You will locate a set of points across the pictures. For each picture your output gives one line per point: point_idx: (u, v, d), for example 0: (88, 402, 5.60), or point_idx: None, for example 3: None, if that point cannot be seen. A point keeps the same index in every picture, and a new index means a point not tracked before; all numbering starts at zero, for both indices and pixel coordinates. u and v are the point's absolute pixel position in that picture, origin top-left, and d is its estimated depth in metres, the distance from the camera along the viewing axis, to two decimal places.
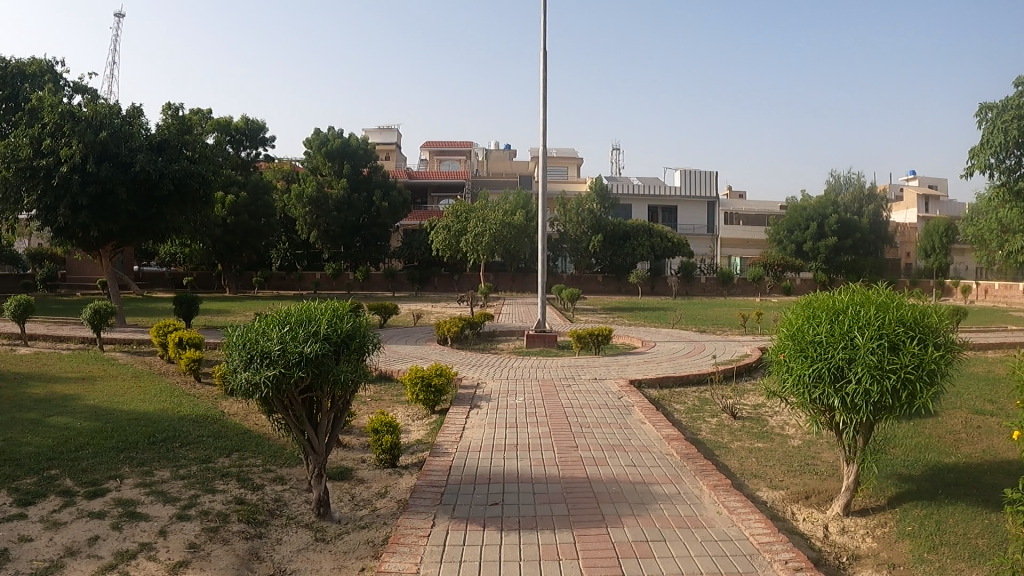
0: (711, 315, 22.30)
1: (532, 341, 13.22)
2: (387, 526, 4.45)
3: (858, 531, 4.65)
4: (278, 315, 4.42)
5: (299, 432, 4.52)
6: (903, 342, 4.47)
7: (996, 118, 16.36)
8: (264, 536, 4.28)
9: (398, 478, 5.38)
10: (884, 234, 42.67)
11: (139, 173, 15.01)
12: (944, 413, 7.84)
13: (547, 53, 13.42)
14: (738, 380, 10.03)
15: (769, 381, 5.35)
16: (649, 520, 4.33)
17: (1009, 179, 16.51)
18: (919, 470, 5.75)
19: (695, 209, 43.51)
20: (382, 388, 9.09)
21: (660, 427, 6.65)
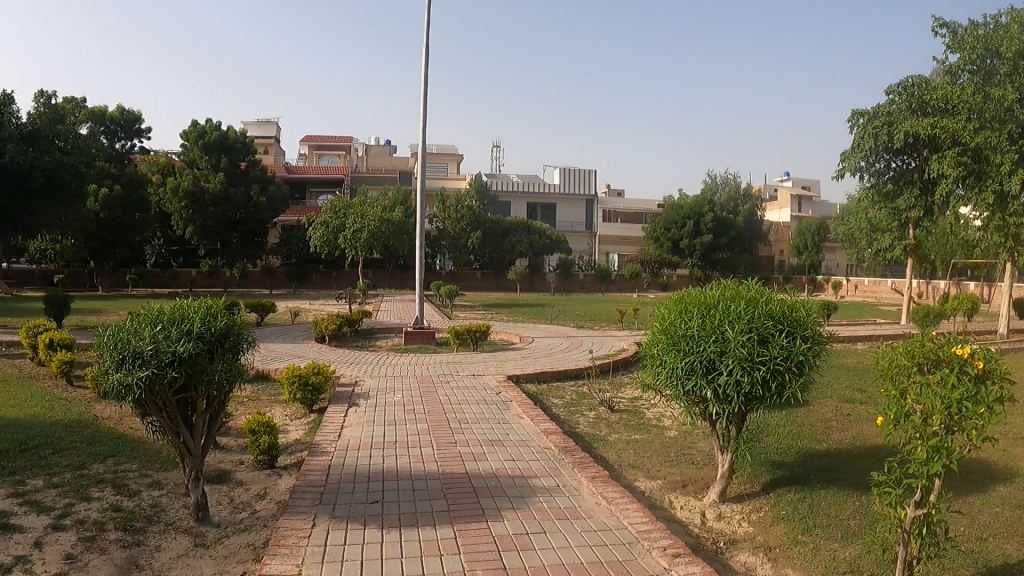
0: (589, 311, 22.79)
1: (409, 338, 13.15)
2: (268, 528, 4.34)
3: (734, 517, 4.83)
4: (149, 313, 4.25)
5: (173, 434, 4.36)
6: (772, 335, 4.66)
7: (868, 125, 17.58)
8: (142, 544, 4.12)
9: (278, 478, 5.27)
10: (757, 232, 44.54)
11: (7, 164, 14.19)
12: (817, 402, 8.22)
13: (428, 47, 13.36)
14: (614, 374, 10.26)
15: (643, 372, 5.49)
16: (528, 513, 4.38)
17: (877, 182, 18.50)
18: (792, 457, 6.00)
19: (571, 206, 44.34)
20: (259, 388, 8.86)
21: (538, 421, 6.73)
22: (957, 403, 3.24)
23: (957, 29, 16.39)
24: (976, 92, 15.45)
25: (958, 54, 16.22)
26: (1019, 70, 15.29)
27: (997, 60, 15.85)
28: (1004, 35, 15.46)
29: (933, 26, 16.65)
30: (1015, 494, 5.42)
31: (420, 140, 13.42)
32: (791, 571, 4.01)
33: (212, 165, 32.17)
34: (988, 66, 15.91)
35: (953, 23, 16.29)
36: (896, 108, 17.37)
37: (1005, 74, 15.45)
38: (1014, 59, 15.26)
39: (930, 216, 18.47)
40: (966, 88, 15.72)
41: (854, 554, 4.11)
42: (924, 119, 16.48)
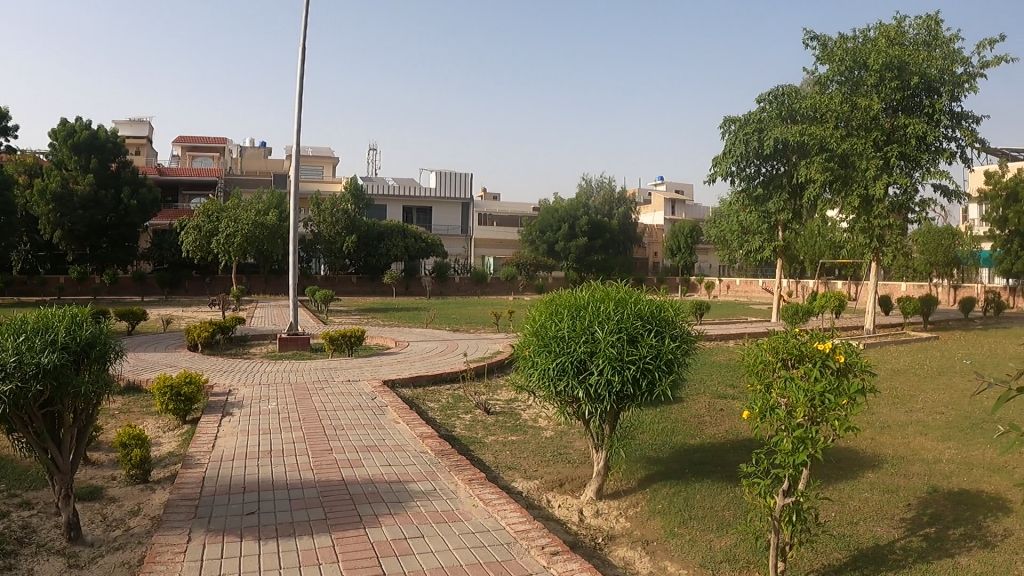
0: (464, 314, 22.84)
1: (284, 344, 12.93)
2: (144, 545, 4.19)
3: (612, 513, 4.94)
4: (10, 324, 4.04)
5: (40, 451, 4.15)
6: (641, 334, 4.79)
7: (738, 132, 18.52)
8: (12, 568, 3.90)
9: (152, 493, 5.08)
10: (631, 234, 45.87)
11: None
12: (692, 398, 8.49)
13: (305, 48, 13.10)
14: (489, 376, 10.36)
15: (516, 374, 5.54)
16: (406, 518, 4.38)
17: (747, 185, 19.53)
18: (666, 453, 6.18)
19: (446, 210, 44.33)
20: (129, 400, 8.52)
21: (414, 426, 6.74)
22: (821, 395, 3.47)
23: (827, 42, 17.17)
24: (843, 101, 16.42)
25: (829, 64, 16.93)
26: (884, 82, 16.17)
27: (864, 71, 16.68)
28: (871, 49, 16.30)
29: (804, 38, 17.40)
30: (881, 479, 5.74)
31: (294, 142, 13.18)
32: (669, 563, 4.14)
33: (82, 166, 30.90)
34: (856, 76, 16.72)
35: (823, 36, 17.03)
36: (766, 116, 18.38)
37: (872, 85, 16.32)
38: (879, 71, 16.14)
39: (799, 218, 19.52)
40: (835, 97, 16.53)
41: (731, 543, 4.29)
42: (793, 126, 17.55)
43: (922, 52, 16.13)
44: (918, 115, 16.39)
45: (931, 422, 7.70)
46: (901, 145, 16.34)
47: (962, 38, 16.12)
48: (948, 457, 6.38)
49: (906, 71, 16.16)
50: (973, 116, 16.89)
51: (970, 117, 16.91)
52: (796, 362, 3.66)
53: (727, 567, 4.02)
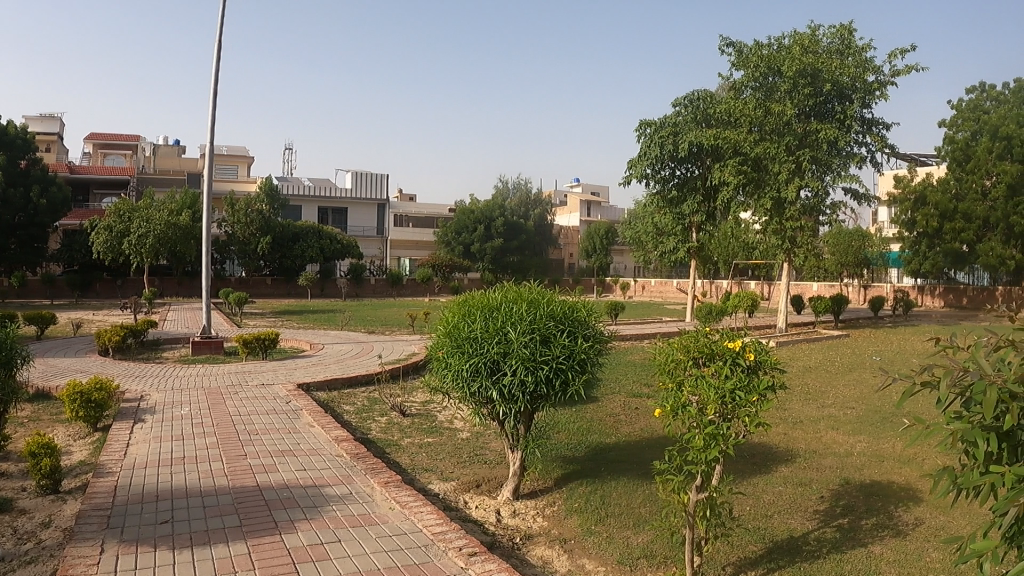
0: (380, 317, 22.66)
1: (197, 348, 12.61)
2: (54, 558, 4.04)
3: (529, 512, 4.98)
4: None
5: None
6: (553, 335, 4.85)
7: (654, 134, 18.77)
8: None
9: (62, 505, 4.91)
10: (547, 235, 46.59)
11: None
12: (607, 397, 8.62)
13: (222, 44, 12.79)
14: (404, 378, 10.33)
15: (429, 376, 5.53)
16: (322, 523, 4.34)
17: (662, 188, 19.66)
18: (582, 452, 6.26)
19: (364, 211, 44.05)
20: (35, 408, 8.20)
21: (330, 429, 6.67)
22: (731, 392, 3.58)
23: (743, 48, 17.64)
24: (756, 105, 17.02)
25: (744, 70, 17.42)
26: (798, 88, 16.74)
27: (778, 78, 17.24)
28: (786, 56, 16.79)
29: (721, 44, 17.85)
30: (794, 473, 5.92)
31: (209, 140, 12.86)
32: (587, 561, 4.20)
33: None
34: (770, 82, 17.29)
35: (740, 42, 17.48)
36: (682, 119, 18.70)
37: (786, 91, 16.91)
38: (794, 77, 16.65)
39: (713, 220, 19.87)
40: (749, 102, 17.14)
41: (648, 540, 4.37)
42: (708, 129, 18.03)
43: (835, 60, 16.71)
44: (831, 121, 17.03)
45: (841, 417, 7.98)
46: (814, 149, 16.91)
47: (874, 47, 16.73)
48: (858, 450, 6.63)
49: (819, 78, 16.74)
50: (883, 122, 17.58)
51: (880, 124, 17.60)
52: (707, 361, 3.75)
53: (644, 563, 4.09)
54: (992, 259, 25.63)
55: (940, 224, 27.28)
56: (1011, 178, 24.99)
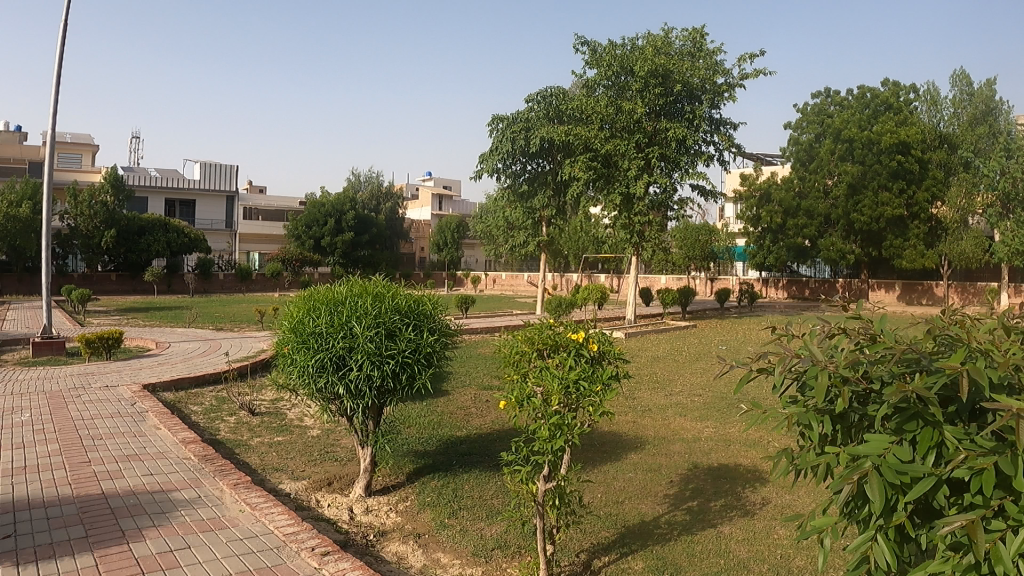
0: (229, 313, 21.82)
1: (37, 349, 11.79)
2: None
3: (382, 508, 4.95)
4: None
5: None
6: (399, 329, 4.85)
7: (506, 129, 18.97)
8: None
9: None
10: (398, 229, 46.49)
11: None
12: (457, 391, 8.68)
13: (66, 22, 11.97)
14: (253, 376, 10.02)
15: (276, 373, 5.38)
16: (171, 529, 4.15)
17: (512, 182, 20.01)
18: (433, 445, 6.28)
19: (213, 203, 42.42)
20: None
21: (177, 431, 6.39)
22: (575, 382, 3.66)
23: (597, 47, 18.09)
24: (608, 103, 17.35)
25: (597, 68, 17.86)
26: (649, 87, 17.25)
27: (630, 77, 17.72)
28: (638, 56, 17.29)
29: (576, 43, 18.21)
30: (644, 459, 6.15)
31: (50, 124, 12.00)
32: (442, 554, 4.21)
33: None
34: (622, 81, 17.78)
35: (594, 41, 17.90)
36: (533, 115, 18.97)
37: (637, 90, 17.35)
38: (645, 77, 17.14)
39: (562, 214, 20.36)
40: (601, 100, 17.45)
41: (505, 532, 4.43)
42: (559, 126, 18.33)
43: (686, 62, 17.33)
44: (679, 120, 17.67)
45: (689, 404, 8.34)
46: (662, 147, 17.64)
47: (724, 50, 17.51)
48: (706, 435, 6.96)
49: (669, 78, 17.37)
50: (730, 122, 18.46)
51: (728, 124, 18.47)
52: (551, 352, 3.82)
53: (499, 554, 4.16)
54: (833, 253, 27.56)
55: (785, 221, 29.23)
56: (851, 178, 26.77)
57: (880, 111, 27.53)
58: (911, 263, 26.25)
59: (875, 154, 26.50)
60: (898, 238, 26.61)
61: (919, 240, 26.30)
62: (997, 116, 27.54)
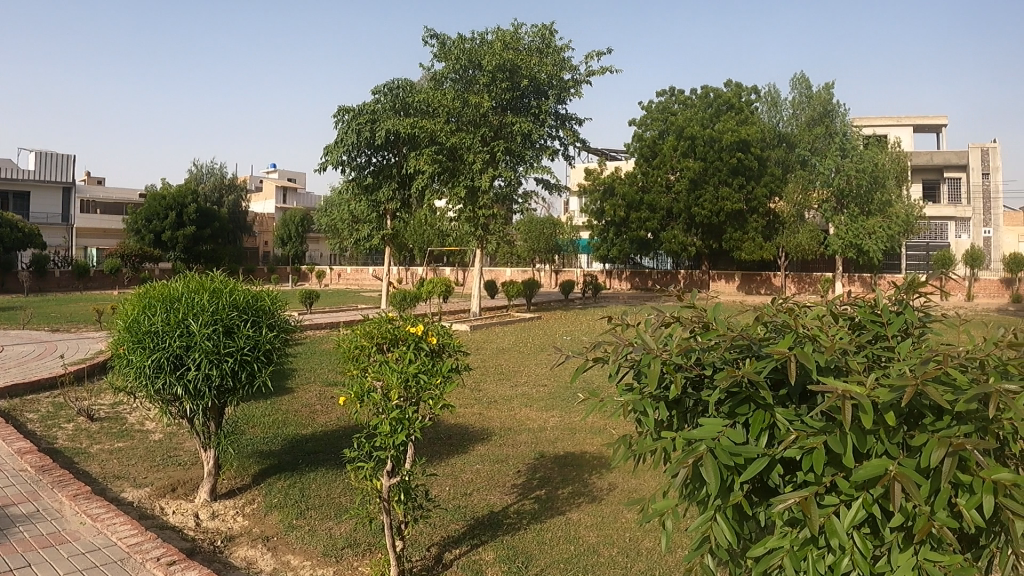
0: (65, 312, 20.54)
1: None
2: None
3: (229, 513, 4.77)
4: None
5: None
6: (237, 325, 4.69)
7: (351, 121, 18.32)
8: None
9: None
10: (241, 223, 44.90)
11: None
12: (301, 388, 8.47)
13: None
14: (90, 380, 9.43)
15: (112, 375, 5.08)
16: (5, 547, 3.85)
17: (356, 174, 19.25)
18: (278, 445, 6.11)
19: (49, 195, 39.71)
20: None
21: (10, 441, 5.92)
22: (415, 374, 3.64)
23: (445, 40, 18.09)
24: (454, 97, 17.58)
25: (445, 62, 17.91)
26: (495, 81, 17.51)
27: (476, 71, 17.96)
28: (486, 51, 17.51)
29: (424, 35, 18.16)
30: (491, 450, 6.22)
31: None
32: (292, 557, 4.10)
33: None
34: (469, 75, 17.98)
35: (443, 34, 17.93)
36: (380, 107, 18.32)
37: (484, 84, 17.55)
38: (493, 71, 17.43)
39: (407, 208, 19.91)
40: (447, 93, 17.66)
41: (355, 530, 4.36)
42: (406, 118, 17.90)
43: (535, 57, 17.79)
44: (526, 115, 18.15)
45: (534, 394, 8.52)
46: (507, 141, 17.90)
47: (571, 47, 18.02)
48: (552, 425, 7.11)
49: (517, 73, 17.69)
50: (575, 118, 18.95)
51: (573, 119, 18.95)
52: (390, 346, 3.78)
53: (349, 553, 4.10)
54: (675, 245, 28.65)
55: (626, 214, 29.88)
56: (692, 174, 28.03)
57: (722, 110, 29.56)
58: (750, 254, 28.15)
59: (716, 151, 27.93)
60: (738, 231, 28.28)
61: (756, 233, 28.22)
62: (833, 117, 28.71)
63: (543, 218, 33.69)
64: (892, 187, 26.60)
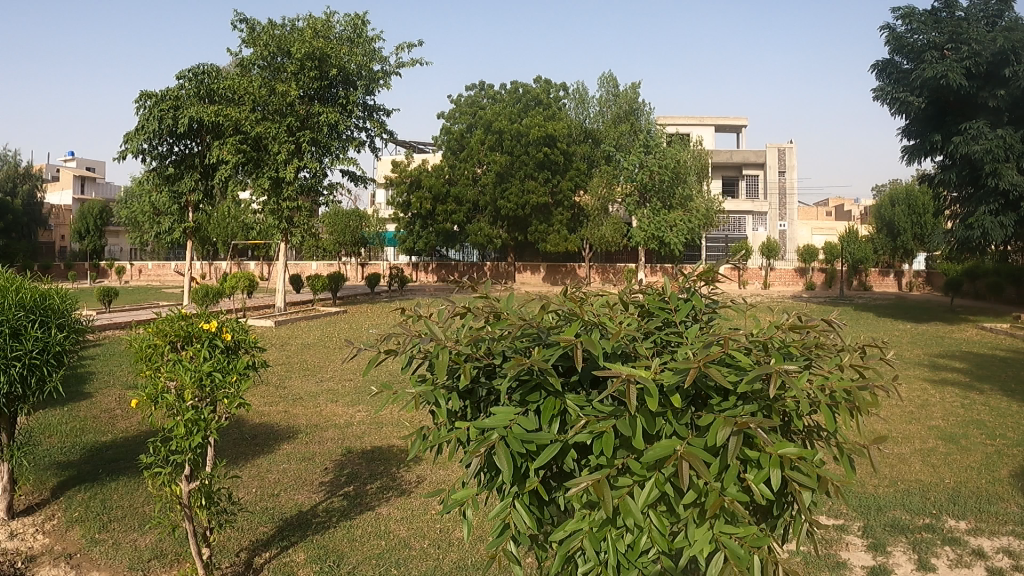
0: None
1: None
2: None
3: (27, 531, 4.41)
4: None
5: None
6: (25, 328, 4.35)
7: (153, 106, 17.25)
8: None
9: None
10: (36, 216, 41.63)
11: None
12: (99, 392, 7.99)
13: None
14: None
15: None
16: None
17: (157, 164, 18.15)
18: (78, 454, 5.74)
19: None
20: None
21: None
22: (209, 373, 3.48)
23: (254, 26, 17.57)
24: (261, 85, 17.25)
25: (253, 48, 17.46)
26: (303, 70, 17.44)
27: (285, 59, 17.74)
28: (295, 38, 17.34)
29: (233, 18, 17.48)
30: (296, 449, 6.13)
31: None
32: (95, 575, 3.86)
33: None
34: (277, 62, 17.68)
35: (252, 19, 17.39)
36: (184, 93, 17.26)
37: (291, 72, 17.41)
38: (301, 60, 17.34)
39: (210, 199, 19.19)
40: (255, 81, 17.26)
41: (164, 542, 4.12)
42: (208, 105, 17.05)
43: (344, 46, 17.99)
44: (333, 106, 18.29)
45: (338, 390, 8.52)
46: (313, 132, 17.86)
47: (380, 38, 18.26)
48: (358, 419, 7.15)
49: (326, 62, 17.76)
50: (383, 110, 19.01)
51: (381, 111, 18.95)
52: (184, 343, 3.55)
53: (155, 565, 3.91)
54: (481, 238, 29.75)
55: (433, 206, 30.25)
56: (498, 167, 29.10)
57: (531, 105, 31.25)
58: (555, 245, 29.63)
59: (523, 145, 29.13)
60: (543, 223, 29.86)
61: (561, 226, 29.82)
62: (638, 115, 31.06)
63: (347, 210, 33.44)
64: (694, 183, 30.42)
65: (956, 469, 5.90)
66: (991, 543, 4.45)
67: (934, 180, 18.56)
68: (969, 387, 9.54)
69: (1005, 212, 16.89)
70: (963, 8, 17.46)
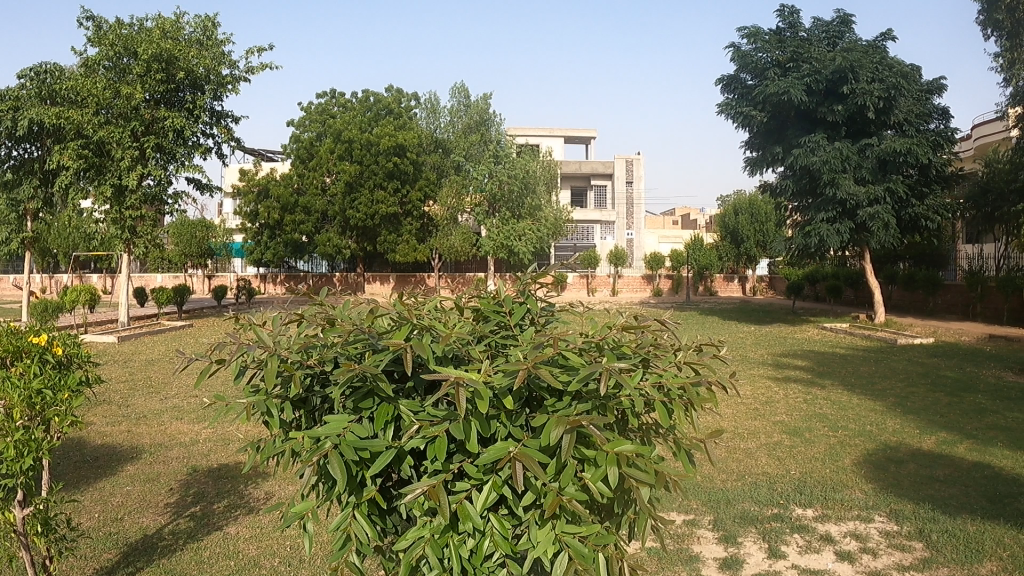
0: None
1: None
2: None
3: None
4: None
5: None
6: None
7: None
8: None
9: None
10: None
11: None
12: None
13: None
14: None
15: None
16: None
17: None
18: None
19: None
20: None
21: None
22: (39, 391, 3.25)
23: (102, 24, 16.72)
24: (103, 86, 16.32)
25: (98, 47, 16.59)
26: (151, 72, 16.73)
27: (132, 60, 16.99)
28: (143, 39, 16.67)
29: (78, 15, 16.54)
30: (141, 470, 5.87)
31: None
32: None
33: None
34: (124, 64, 16.89)
35: (99, 17, 16.54)
36: (25, 94, 16.65)
37: (137, 74, 16.68)
38: (148, 61, 16.65)
39: (50, 207, 18.15)
40: (97, 81, 16.33)
41: None
42: (50, 107, 16.30)
43: (193, 49, 17.31)
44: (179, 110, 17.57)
45: (184, 407, 8.18)
46: (158, 137, 17.17)
47: (230, 42, 17.70)
48: (203, 437, 6.92)
49: (173, 65, 17.07)
50: (232, 117, 18.61)
51: (229, 117, 18.46)
52: (12, 360, 3.37)
53: None
54: (329, 248, 29.16)
55: (282, 217, 29.67)
56: (349, 176, 28.70)
57: (382, 115, 31.07)
58: (405, 255, 30.09)
59: (373, 154, 29.06)
60: (392, 233, 30.05)
61: (410, 235, 30.26)
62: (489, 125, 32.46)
63: (193, 220, 32.79)
64: (543, 193, 31.52)
65: (801, 461, 6.24)
66: (838, 528, 4.74)
67: (776, 188, 19.59)
68: (810, 383, 10.12)
69: (841, 219, 18.00)
70: (806, 28, 18.55)
